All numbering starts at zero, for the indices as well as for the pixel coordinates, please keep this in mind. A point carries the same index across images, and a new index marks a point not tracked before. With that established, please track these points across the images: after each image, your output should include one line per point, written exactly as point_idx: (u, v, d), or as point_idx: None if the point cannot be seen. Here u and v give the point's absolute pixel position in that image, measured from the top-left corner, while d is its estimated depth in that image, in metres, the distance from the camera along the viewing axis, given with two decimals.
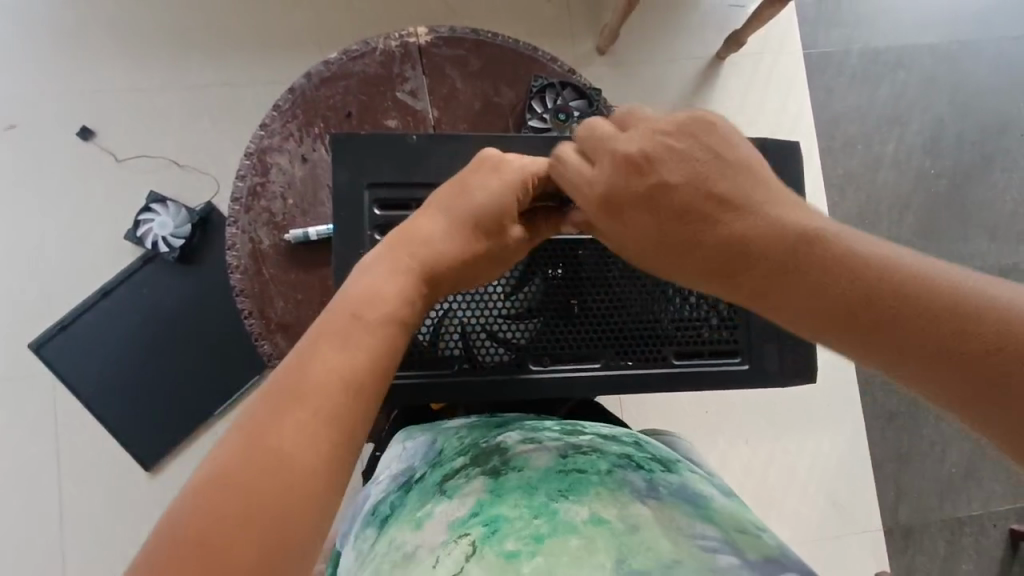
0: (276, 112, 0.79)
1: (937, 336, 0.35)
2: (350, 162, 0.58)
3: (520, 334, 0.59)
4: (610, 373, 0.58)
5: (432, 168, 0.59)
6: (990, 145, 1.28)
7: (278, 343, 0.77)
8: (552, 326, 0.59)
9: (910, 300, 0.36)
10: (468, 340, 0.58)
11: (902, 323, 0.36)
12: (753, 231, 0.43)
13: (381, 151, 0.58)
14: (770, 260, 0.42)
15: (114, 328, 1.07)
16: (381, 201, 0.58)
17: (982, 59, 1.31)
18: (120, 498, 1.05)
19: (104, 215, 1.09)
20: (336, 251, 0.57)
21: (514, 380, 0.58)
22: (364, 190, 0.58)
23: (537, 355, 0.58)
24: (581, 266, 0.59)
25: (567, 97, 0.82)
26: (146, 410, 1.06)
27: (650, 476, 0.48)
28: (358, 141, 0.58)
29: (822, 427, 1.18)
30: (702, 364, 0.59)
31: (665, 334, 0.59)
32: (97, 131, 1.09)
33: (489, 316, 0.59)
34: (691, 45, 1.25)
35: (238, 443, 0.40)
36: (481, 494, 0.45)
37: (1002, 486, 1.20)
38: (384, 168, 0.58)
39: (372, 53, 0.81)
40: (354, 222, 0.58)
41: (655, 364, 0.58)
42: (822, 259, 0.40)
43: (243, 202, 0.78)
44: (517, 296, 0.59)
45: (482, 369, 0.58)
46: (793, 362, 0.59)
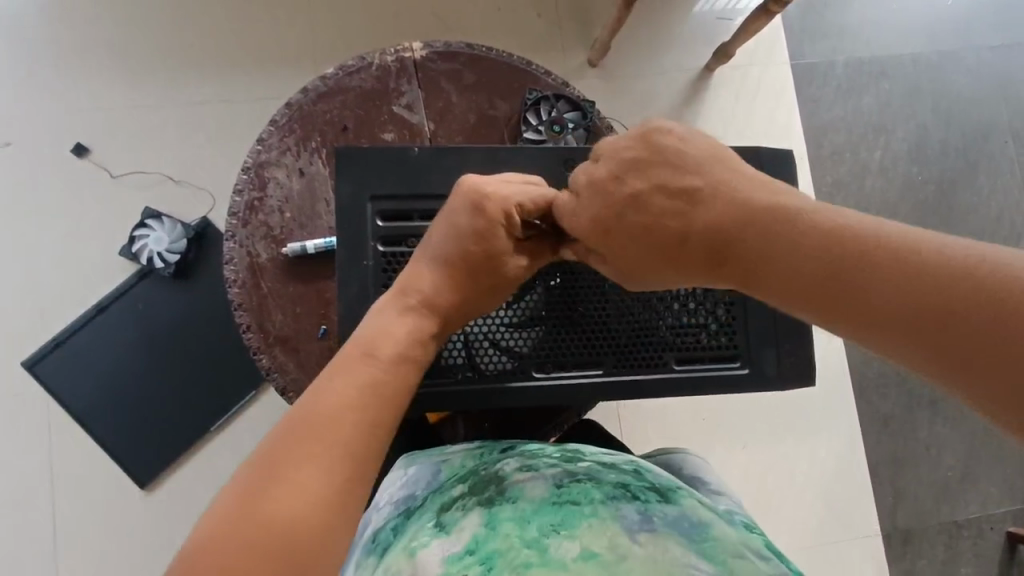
0: (273, 127, 0.80)
1: (913, 304, 0.35)
2: (350, 174, 0.58)
3: (524, 343, 0.59)
4: (613, 379, 0.59)
5: (432, 180, 0.59)
6: (975, 151, 1.31)
7: (277, 356, 0.77)
8: (555, 334, 0.59)
9: (881, 270, 0.37)
10: (472, 348, 0.59)
11: (877, 296, 0.37)
12: (727, 213, 0.44)
13: (382, 164, 0.59)
14: (743, 234, 0.43)
15: (108, 344, 1.06)
16: (384, 213, 0.59)
17: (964, 68, 1.34)
18: (116, 515, 1.04)
19: (99, 229, 1.09)
20: (341, 263, 0.58)
21: (519, 388, 0.58)
22: (367, 202, 0.58)
23: (540, 363, 0.59)
24: (581, 276, 0.60)
25: (561, 109, 0.83)
26: (141, 425, 1.06)
27: (646, 507, 0.47)
28: (359, 153, 0.59)
29: (819, 432, 1.19)
30: (703, 369, 0.59)
31: (665, 339, 0.60)
32: (91, 147, 1.10)
33: (492, 325, 0.60)
34: (681, 57, 1.27)
35: (261, 477, 0.41)
36: (477, 528, 0.45)
37: (997, 488, 1.20)
38: (383, 179, 0.59)
39: (368, 68, 0.81)
40: (357, 233, 0.58)
41: (656, 368, 0.59)
42: (794, 234, 0.41)
43: (241, 217, 0.78)
44: (519, 305, 0.60)
45: (486, 377, 0.58)
46: (793, 365, 0.60)
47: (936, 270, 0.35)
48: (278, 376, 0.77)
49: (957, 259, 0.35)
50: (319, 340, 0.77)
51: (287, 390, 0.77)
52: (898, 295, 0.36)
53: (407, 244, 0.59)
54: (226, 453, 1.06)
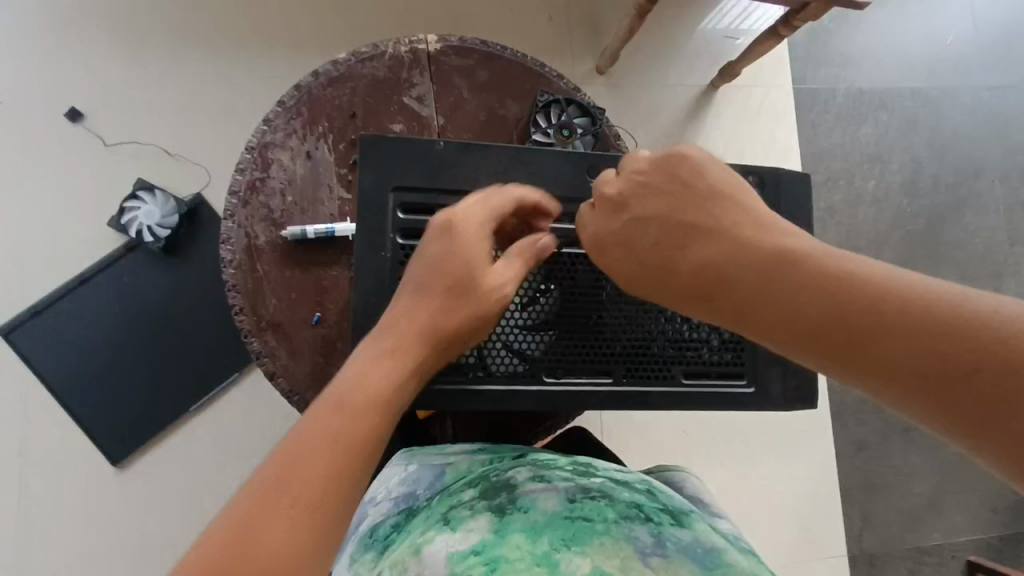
0: (280, 108, 0.78)
1: (915, 361, 0.34)
2: (377, 163, 0.57)
3: (535, 346, 0.59)
4: (621, 389, 0.58)
5: (452, 175, 0.58)
6: (964, 188, 1.34)
7: (268, 341, 0.76)
8: (567, 339, 0.59)
9: (883, 321, 0.36)
10: (484, 348, 0.58)
11: (883, 349, 0.35)
12: (724, 253, 0.43)
13: (405, 156, 0.58)
14: (748, 280, 0.41)
15: (90, 316, 1.04)
16: (406, 206, 0.58)
17: (959, 107, 1.37)
18: (87, 494, 1.02)
19: (88, 198, 1.06)
20: (359, 252, 0.57)
21: (527, 390, 0.58)
22: (390, 193, 0.58)
23: (550, 367, 0.58)
24: (599, 284, 0.59)
25: (571, 114, 0.83)
26: (117, 401, 1.03)
27: (659, 530, 0.47)
28: (386, 143, 0.58)
29: (795, 454, 1.21)
30: (710, 385, 0.59)
31: (676, 353, 0.59)
32: (87, 114, 1.07)
33: (506, 326, 0.59)
34: (688, 72, 1.28)
35: (232, 537, 0.40)
36: (485, 534, 0.45)
37: (960, 520, 1.26)
38: (405, 171, 0.58)
39: (382, 56, 0.81)
40: (377, 224, 0.57)
41: (664, 382, 0.59)
42: (796, 279, 0.39)
43: (241, 196, 0.77)
44: (535, 307, 0.59)
45: (495, 378, 0.58)
46: (796, 389, 0.60)
47: (942, 322, 0.34)
48: (268, 361, 0.76)
49: (971, 317, 0.34)
50: (312, 328, 0.76)
51: (276, 375, 0.76)
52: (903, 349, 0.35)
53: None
54: (205, 436, 1.05)
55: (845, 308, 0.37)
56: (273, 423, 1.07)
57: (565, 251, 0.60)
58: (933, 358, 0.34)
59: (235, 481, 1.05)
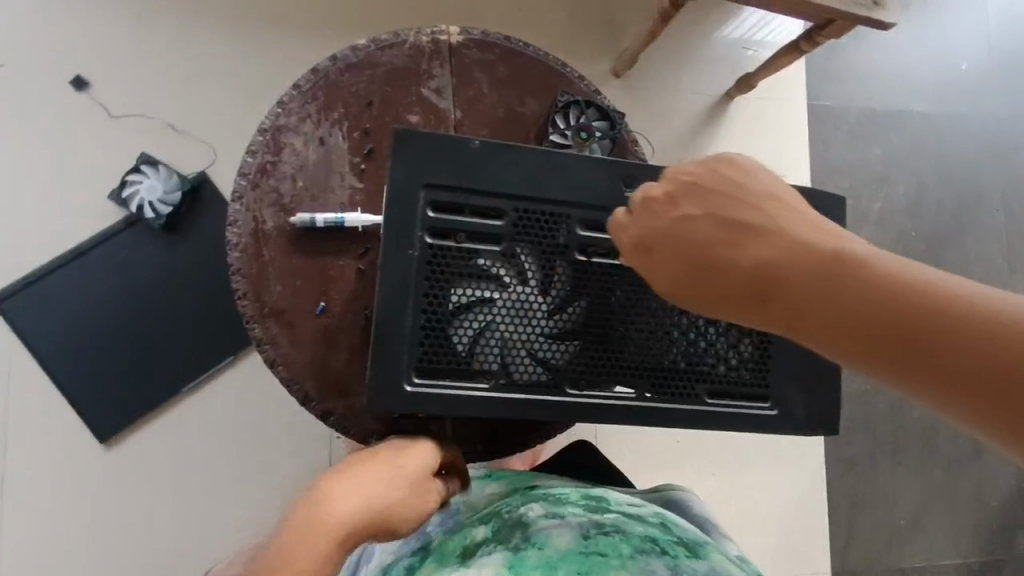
0: (295, 91, 0.77)
1: (977, 368, 0.35)
2: (408, 157, 0.54)
3: (559, 356, 0.56)
4: (645, 405, 0.56)
5: (486, 174, 0.55)
6: (967, 214, 1.35)
7: (270, 328, 0.74)
8: (593, 351, 0.56)
9: (945, 329, 0.36)
10: (506, 356, 0.56)
11: (945, 357, 0.36)
12: (783, 251, 0.41)
13: (437, 150, 0.54)
14: (804, 283, 0.40)
15: (84, 290, 1.01)
16: (436, 203, 0.55)
17: (968, 133, 1.37)
18: (72, 469, 1.00)
19: (88, 169, 1.03)
20: (384, 248, 0.53)
21: (549, 401, 0.55)
22: (421, 190, 0.54)
23: (574, 379, 0.56)
24: (631, 295, 0.57)
25: (590, 116, 0.81)
26: (108, 378, 1.01)
27: (674, 563, 0.47)
28: (418, 138, 0.54)
29: (785, 468, 1.21)
30: (734, 406, 0.58)
31: (703, 371, 0.58)
32: (92, 82, 1.04)
33: (530, 334, 0.56)
34: (703, 79, 1.27)
35: None
36: (500, 571, 0.46)
37: (940, 541, 1.28)
38: (438, 167, 0.54)
39: (402, 45, 0.79)
40: (406, 221, 0.54)
41: (689, 400, 0.57)
42: (859, 283, 0.38)
43: (250, 178, 0.75)
44: (562, 315, 0.56)
45: (517, 387, 0.55)
46: (818, 414, 0.59)
47: (1002, 329, 0.35)
48: (269, 348, 0.74)
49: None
50: (317, 318, 0.75)
51: (277, 364, 0.75)
52: (965, 358, 0.35)
53: (456, 239, 0.55)
54: (196, 418, 1.04)
55: (908, 311, 0.37)
56: (266, 409, 1.06)
57: (596, 259, 0.56)
58: (992, 364, 0.34)
59: (223, 465, 1.04)
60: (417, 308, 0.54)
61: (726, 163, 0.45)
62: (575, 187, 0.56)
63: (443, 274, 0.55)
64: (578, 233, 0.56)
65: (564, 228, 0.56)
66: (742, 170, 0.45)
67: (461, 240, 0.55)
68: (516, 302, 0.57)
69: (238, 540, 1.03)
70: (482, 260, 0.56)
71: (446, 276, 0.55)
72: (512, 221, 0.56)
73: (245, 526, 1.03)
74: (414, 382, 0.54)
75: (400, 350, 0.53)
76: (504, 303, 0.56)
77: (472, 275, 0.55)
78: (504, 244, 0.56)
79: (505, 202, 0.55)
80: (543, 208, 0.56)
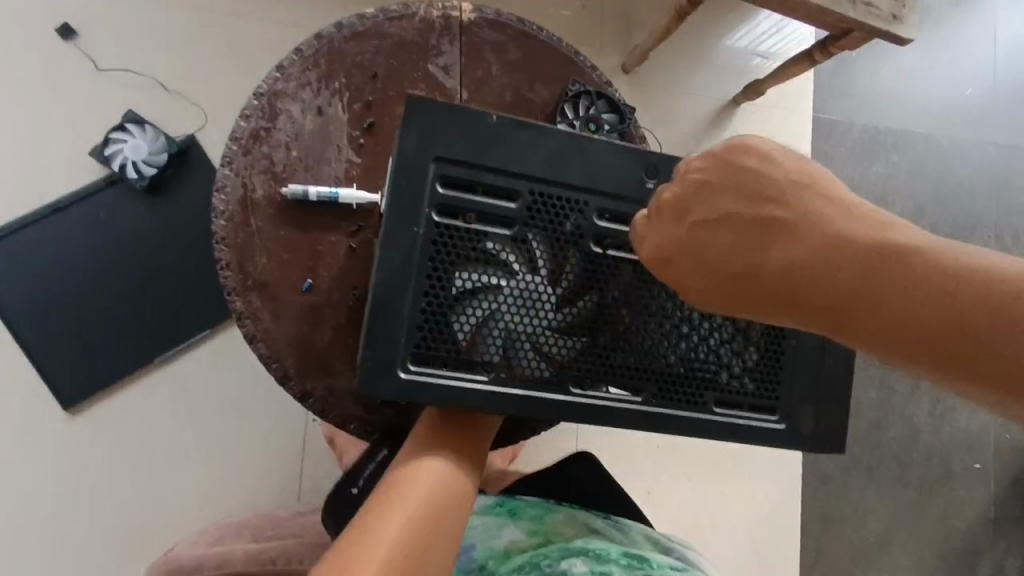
0: (297, 56, 0.73)
1: None
2: (419, 128, 0.50)
3: (564, 351, 0.54)
4: (650, 410, 0.54)
5: (503, 153, 0.52)
6: (960, 241, 1.35)
7: (252, 302, 0.71)
8: (599, 348, 0.54)
9: (1010, 322, 0.34)
10: (509, 347, 0.53)
11: (1010, 350, 0.34)
12: (813, 251, 0.41)
13: (451, 123, 0.51)
14: (841, 284, 0.39)
15: (56, 248, 0.97)
16: (446, 179, 0.51)
17: (967, 159, 1.37)
18: (31, 434, 0.96)
19: (70, 123, 0.99)
20: (388, 223, 0.50)
21: (551, 399, 0.53)
22: (431, 162, 0.51)
23: (578, 377, 0.53)
24: (643, 294, 0.54)
25: (600, 108, 0.78)
26: (76, 342, 0.97)
27: None
28: (432, 107, 0.50)
29: (762, 481, 1.20)
30: (740, 417, 0.56)
31: (712, 378, 0.55)
32: (79, 30, 0.99)
33: (536, 326, 0.54)
34: (712, 82, 1.25)
35: None
36: None
37: (909, 562, 1.28)
38: (451, 141, 0.51)
39: (412, 17, 0.76)
40: (414, 197, 0.50)
41: (694, 408, 0.55)
42: (903, 278, 0.37)
43: (242, 143, 0.71)
44: (571, 308, 0.54)
45: (519, 381, 0.52)
46: (822, 431, 0.58)
47: None
48: (250, 323, 0.71)
49: None
50: (302, 294, 0.72)
51: (256, 340, 0.71)
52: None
53: (466, 219, 0.52)
54: (167, 390, 1.00)
55: (945, 296, 0.36)
56: (241, 385, 1.02)
57: (612, 251, 0.54)
58: None
59: (192, 440, 1.00)
60: (418, 290, 0.51)
61: (742, 154, 0.45)
62: (592, 175, 0.53)
63: (449, 255, 0.52)
64: (595, 222, 0.54)
65: (582, 217, 0.53)
66: (765, 158, 0.44)
67: (470, 221, 0.52)
68: (524, 293, 0.54)
69: (201, 518, 0.99)
70: (491, 244, 0.53)
71: (452, 260, 0.52)
72: (527, 204, 0.52)
73: (210, 505, 0.99)
74: (409, 368, 0.51)
75: (395, 333, 0.51)
76: (510, 291, 0.53)
77: (478, 259, 0.52)
78: (515, 228, 0.53)
79: (521, 183, 0.52)
80: (562, 193, 0.53)
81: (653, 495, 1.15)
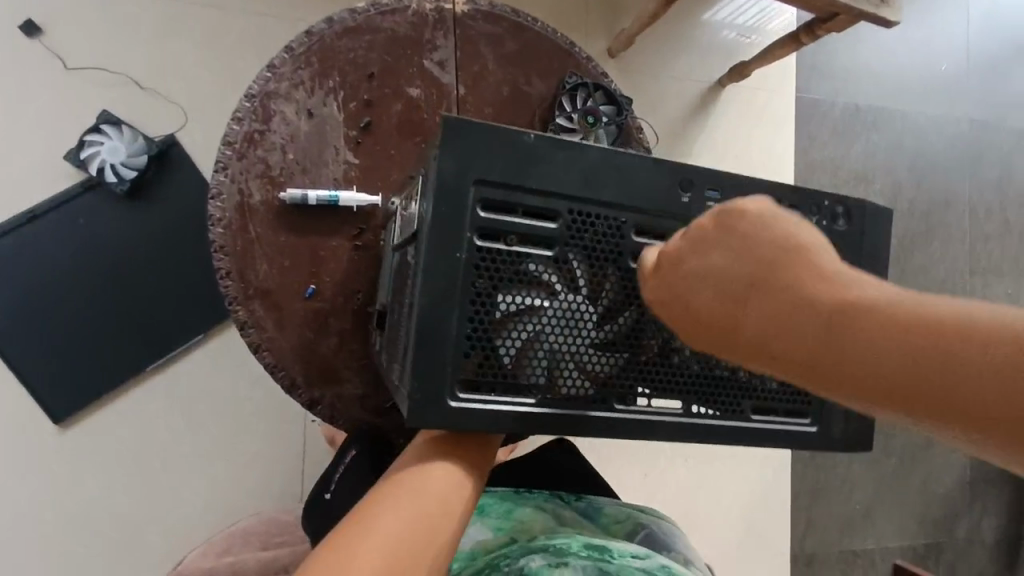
0: (287, 55, 0.71)
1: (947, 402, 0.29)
2: (456, 145, 0.45)
3: (608, 368, 0.50)
4: (691, 421, 0.52)
5: (543, 170, 0.47)
6: (936, 217, 1.39)
7: (256, 311, 0.69)
8: (641, 363, 0.51)
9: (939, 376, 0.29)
10: (552, 367, 0.49)
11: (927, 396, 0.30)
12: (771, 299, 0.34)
13: (491, 137, 0.45)
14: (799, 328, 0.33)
15: (34, 258, 0.93)
16: (486, 201, 0.46)
17: (941, 134, 1.41)
18: (19, 452, 0.93)
19: (40, 125, 0.94)
20: (427, 249, 0.45)
21: (596, 418, 0.49)
22: (471, 184, 0.46)
23: (622, 393, 0.50)
24: None
25: (597, 100, 0.77)
26: (60, 356, 0.94)
27: None
28: (471, 123, 0.45)
29: (755, 457, 1.23)
30: (776, 422, 0.54)
31: (749, 384, 0.53)
32: (45, 26, 0.94)
33: (577, 345, 0.50)
34: (697, 65, 1.25)
35: None
36: None
37: (892, 526, 1.35)
38: (490, 158, 0.46)
39: (404, 11, 0.74)
40: (452, 220, 0.45)
41: (733, 416, 0.53)
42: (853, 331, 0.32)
43: (236, 148, 0.69)
44: (612, 324, 0.50)
45: (561, 402, 0.49)
46: (856, 429, 0.56)
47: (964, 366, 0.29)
48: (254, 333, 0.69)
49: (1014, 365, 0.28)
50: (306, 301, 0.71)
51: (261, 349, 0.70)
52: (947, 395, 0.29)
53: (506, 241, 0.47)
54: (160, 400, 0.98)
55: (835, 352, 0.32)
56: (236, 392, 1.00)
57: None
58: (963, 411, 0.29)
59: (189, 450, 0.98)
60: (463, 316, 0.46)
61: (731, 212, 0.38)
62: (634, 184, 0.49)
63: (490, 280, 0.47)
64: (633, 238, 0.49)
65: (618, 237, 0.49)
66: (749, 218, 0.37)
67: (511, 243, 0.48)
68: (565, 311, 0.49)
69: (203, 527, 0.98)
70: (533, 265, 0.48)
71: (493, 285, 0.47)
72: (566, 224, 0.48)
73: (211, 514, 0.98)
74: (458, 398, 0.47)
75: (442, 364, 0.46)
76: (553, 311, 0.49)
77: (520, 280, 0.48)
78: (555, 248, 0.48)
79: (559, 202, 0.48)
80: (598, 210, 0.49)
81: (651, 477, 1.18)
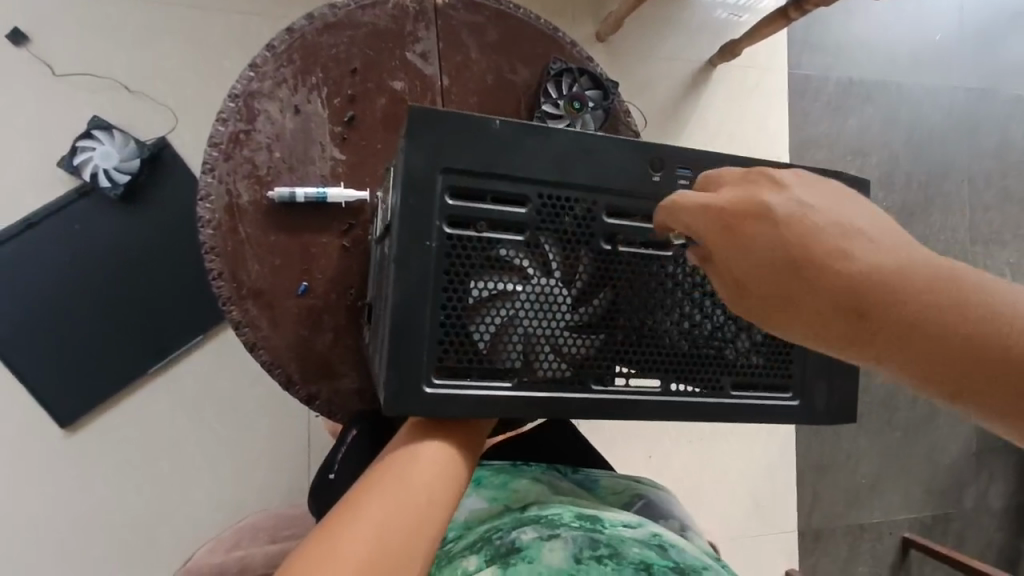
0: (269, 53, 0.71)
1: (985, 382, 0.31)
2: (427, 138, 0.45)
3: (584, 349, 0.50)
4: (670, 399, 0.52)
5: (513, 158, 0.47)
6: (936, 189, 1.37)
7: (249, 310, 0.70)
8: (617, 344, 0.51)
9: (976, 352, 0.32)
10: (528, 351, 0.49)
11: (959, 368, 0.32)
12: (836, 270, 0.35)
13: (460, 128, 0.46)
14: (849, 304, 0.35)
15: (33, 266, 0.94)
16: (455, 189, 0.47)
17: (938, 104, 1.39)
18: (30, 456, 0.95)
19: (33, 133, 0.95)
20: (399, 241, 0.45)
21: (575, 400, 0.50)
22: (439, 174, 0.46)
23: (599, 374, 0.51)
24: (655, 283, 0.51)
25: (583, 85, 0.76)
26: (64, 361, 0.95)
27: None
28: (439, 116, 0.45)
29: (758, 436, 1.24)
30: (757, 398, 0.54)
31: (728, 361, 0.53)
32: (31, 35, 0.94)
33: (552, 327, 0.50)
34: (687, 45, 1.23)
35: None
36: None
37: (897, 500, 1.35)
38: (463, 150, 0.46)
39: (384, 4, 0.73)
40: (421, 211, 0.46)
41: (712, 393, 0.53)
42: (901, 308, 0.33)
43: (222, 149, 0.69)
44: (588, 305, 0.50)
45: (539, 384, 0.49)
46: (838, 404, 0.56)
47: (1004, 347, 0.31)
48: (248, 331, 0.70)
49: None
50: (297, 298, 0.71)
51: (256, 347, 0.70)
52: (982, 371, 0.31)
53: (477, 228, 0.48)
54: (164, 402, 0.99)
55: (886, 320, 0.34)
56: (238, 390, 1.01)
57: (624, 248, 0.50)
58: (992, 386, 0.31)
59: (195, 449, 1.00)
60: (436, 304, 0.47)
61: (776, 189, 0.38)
62: (606, 169, 0.49)
63: (461, 267, 0.47)
64: (605, 221, 0.50)
65: (590, 220, 0.49)
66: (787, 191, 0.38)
67: (482, 230, 0.48)
68: (540, 294, 0.49)
69: (213, 524, 1.00)
70: (504, 250, 0.48)
71: (465, 272, 0.47)
72: (537, 208, 0.48)
73: (220, 511, 1.00)
74: (434, 385, 0.47)
75: (419, 353, 0.46)
76: (527, 295, 0.49)
77: (492, 266, 0.48)
78: (527, 233, 0.49)
79: (530, 188, 0.48)
80: (571, 195, 0.49)
81: (655, 459, 1.18)
